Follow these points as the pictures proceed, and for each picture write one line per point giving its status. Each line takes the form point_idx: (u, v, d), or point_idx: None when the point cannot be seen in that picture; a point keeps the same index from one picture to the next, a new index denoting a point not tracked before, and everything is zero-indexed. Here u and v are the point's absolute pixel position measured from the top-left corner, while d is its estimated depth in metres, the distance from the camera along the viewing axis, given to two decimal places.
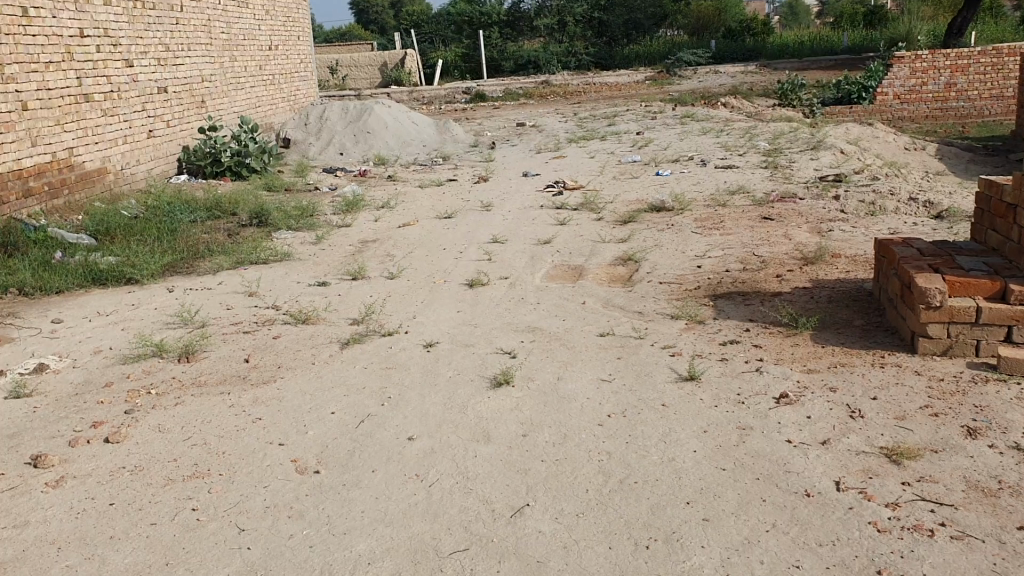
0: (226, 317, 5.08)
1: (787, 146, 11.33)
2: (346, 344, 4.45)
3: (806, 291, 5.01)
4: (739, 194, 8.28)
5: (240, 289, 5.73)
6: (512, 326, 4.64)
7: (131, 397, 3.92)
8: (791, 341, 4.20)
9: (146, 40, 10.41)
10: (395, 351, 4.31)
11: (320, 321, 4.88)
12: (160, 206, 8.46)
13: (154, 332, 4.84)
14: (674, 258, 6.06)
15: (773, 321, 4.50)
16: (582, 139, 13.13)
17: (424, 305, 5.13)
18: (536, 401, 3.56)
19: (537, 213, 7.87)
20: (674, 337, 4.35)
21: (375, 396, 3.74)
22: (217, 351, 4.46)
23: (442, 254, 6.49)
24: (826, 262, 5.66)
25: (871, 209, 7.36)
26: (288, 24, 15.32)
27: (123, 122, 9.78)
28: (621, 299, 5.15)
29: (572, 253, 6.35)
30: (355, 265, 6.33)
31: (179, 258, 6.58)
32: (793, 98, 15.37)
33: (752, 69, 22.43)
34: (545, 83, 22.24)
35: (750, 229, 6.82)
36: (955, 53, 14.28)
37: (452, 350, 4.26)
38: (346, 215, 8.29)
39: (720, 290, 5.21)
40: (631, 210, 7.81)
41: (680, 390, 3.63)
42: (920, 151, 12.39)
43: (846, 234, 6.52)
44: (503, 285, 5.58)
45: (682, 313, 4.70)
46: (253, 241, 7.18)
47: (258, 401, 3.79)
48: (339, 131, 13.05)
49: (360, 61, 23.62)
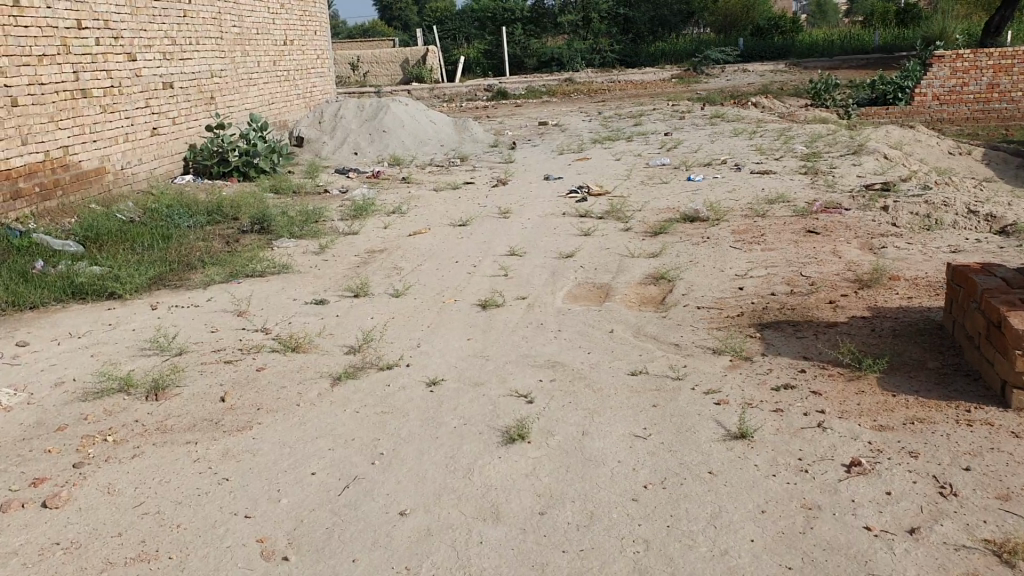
0: (207, 342, 4.52)
1: (825, 151, 10.67)
2: (337, 381, 3.87)
3: (865, 322, 4.38)
4: (779, 203, 7.65)
5: (229, 306, 5.17)
6: (530, 360, 4.05)
7: (83, 446, 3.36)
8: (855, 387, 3.58)
9: (150, 33, 9.89)
10: (392, 391, 3.73)
11: (312, 349, 4.31)
12: (158, 209, 7.92)
13: (123, 361, 4.28)
14: (712, 278, 5.45)
15: (832, 359, 3.88)
16: (607, 139, 12.51)
17: (429, 331, 4.55)
18: (555, 464, 2.97)
19: (560, 222, 7.27)
20: (718, 379, 3.75)
21: (365, 453, 3.15)
22: (192, 386, 3.90)
23: (454, 268, 5.91)
24: (885, 285, 5.03)
25: (924, 224, 6.70)
26: (304, 18, 14.77)
27: (124, 119, 9.26)
28: (654, 327, 4.54)
29: (597, 269, 5.74)
30: (357, 279, 5.76)
31: (169, 268, 6.04)
32: (826, 99, 14.71)
33: (781, 68, 21.72)
34: (569, 81, 21.62)
35: (794, 245, 6.19)
36: (999, 52, 13.51)
37: (459, 391, 3.68)
38: (354, 221, 7.75)
39: (767, 318, 4.60)
40: (662, 220, 7.20)
41: (728, 454, 3.03)
42: (966, 156, 11.69)
43: (902, 251, 5.87)
44: (520, 306, 4.99)
45: (726, 348, 4.10)
46: (251, 250, 6.62)
47: (230, 455, 3.22)
48: (354, 129, 12.50)
49: (381, 57, 23.01)
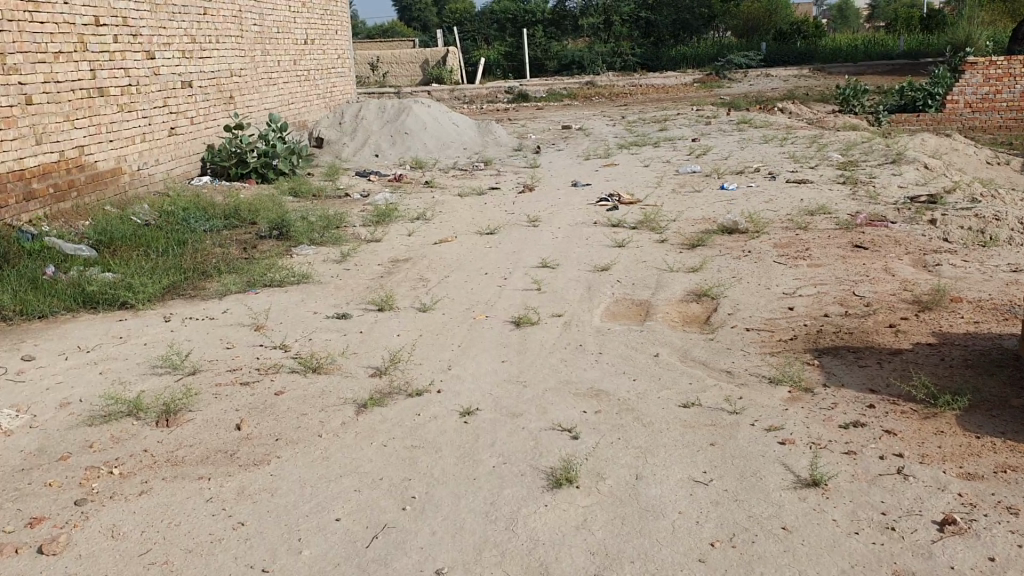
0: (223, 360, 4.23)
1: (861, 159, 10.30)
2: (362, 408, 3.56)
3: (932, 350, 4.04)
4: (820, 214, 7.31)
5: (246, 319, 4.88)
6: (570, 387, 3.74)
7: (87, 479, 3.06)
8: (933, 426, 3.24)
9: (170, 31, 9.63)
10: (423, 421, 3.42)
11: (335, 371, 4.01)
12: (174, 212, 7.64)
13: (132, 381, 3.99)
14: (758, 296, 5.12)
15: (902, 393, 3.55)
16: (634, 144, 12.20)
17: (460, 351, 4.25)
18: (608, 516, 2.67)
19: (591, 232, 6.94)
20: (779, 414, 3.43)
21: (394, 496, 2.85)
22: (206, 411, 3.60)
23: (483, 281, 5.61)
24: (947, 308, 4.69)
25: (977, 240, 6.35)
26: (325, 17, 14.49)
27: (141, 118, 9.00)
28: (701, 351, 4.22)
29: (634, 284, 5.42)
30: (381, 292, 5.46)
31: (184, 277, 5.75)
32: (855, 104, 14.27)
33: (806, 72, 21.31)
34: (590, 84, 21.29)
35: (842, 260, 5.85)
36: None
37: (495, 423, 3.37)
38: (376, 227, 7.45)
39: (823, 343, 4.27)
40: (699, 231, 6.87)
41: (801, 506, 2.71)
42: (1004, 166, 11.30)
43: (958, 269, 5.53)
44: (555, 324, 4.68)
45: (784, 377, 3.77)
46: (269, 258, 6.33)
47: (246, 494, 2.92)
48: (375, 130, 12.22)
49: (401, 58, 22.74)
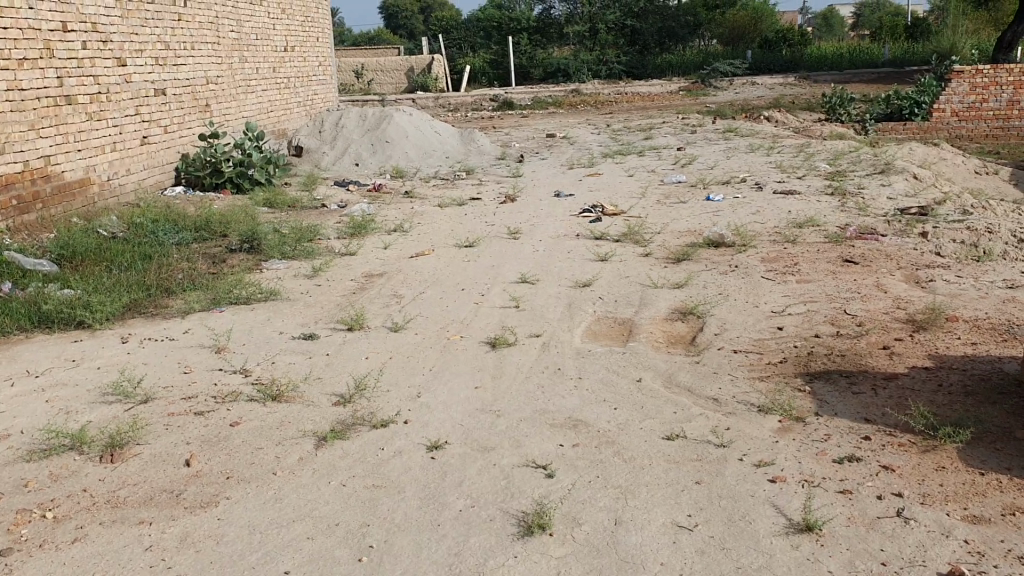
0: (179, 387, 3.98)
1: (850, 169, 10.12)
2: (322, 442, 3.32)
3: (929, 375, 3.83)
4: (808, 227, 7.12)
5: (207, 341, 4.63)
6: (547, 417, 3.51)
7: (17, 524, 2.81)
8: (934, 461, 3.03)
9: (142, 37, 9.35)
10: (387, 456, 3.18)
11: (297, 398, 3.76)
12: (143, 223, 7.37)
13: (79, 410, 3.72)
14: (746, 314, 4.90)
15: (900, 423, 3.33)
16: (619, 153, 12.00)
17: (431, 376, 4.01)
18: (583, 569, 2.45)
19: (573, 245, 6.72)
20: (769, 447, 3.21)
21: (351, 544, 2.62)
22: (154, 445, 3.35)
23: (459, 297, 5.37)
24: (942, 328, 4.48)
25: (971, 255, 6.15)
26: (306, 23, 14.24)
27: (111, 127, 8.72)
28: (687, 375, 3.99)
29: (617, 301, 5.19)
30: (352, 309, 5.21)
31: (146, 294, 5.49)
32: (842, 112, 14.13)
33: (791, 81, 21.19)
34: (576, 92, 21.10)
35: (832, 276, 5.64)
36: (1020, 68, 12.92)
37: (463, 459, 3.13)
38: (351, 240, 7.20)
39: (815, 367, 4.05)
40: (684, 244, 6.65)
41: (794, 556, 2.49)
42: (993, 176, 11.14)
43: (953, 286, 5.33)
44: (533, 345, 4.44)
45: (774, 405, 3.55)
46: (237, 273, 6.07)
47: (189, 542, 2.68)
48: (356, 139, 11.97)
49: (386, 65, 22.52)
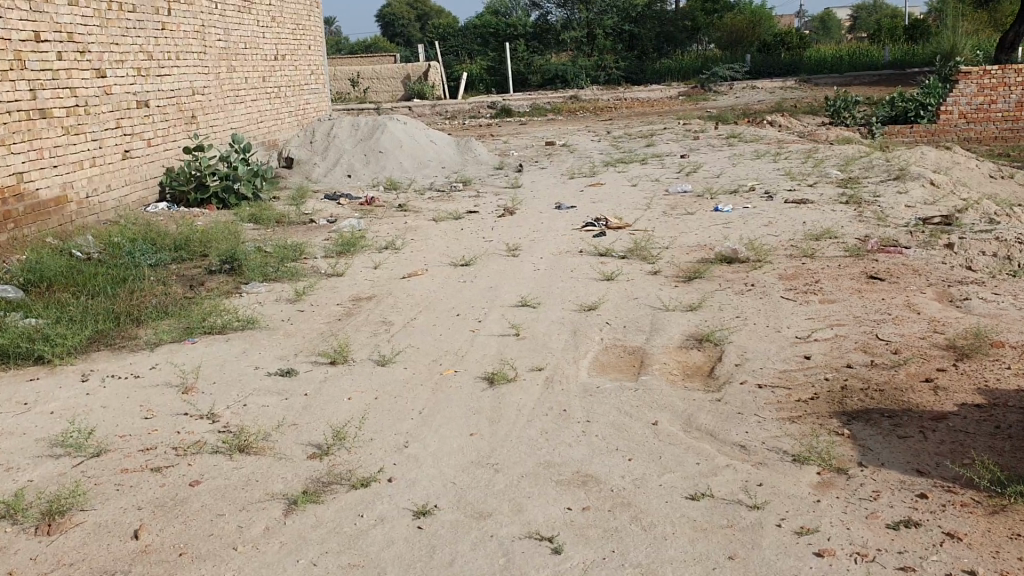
0: (137, 436, 3.54)
1: (862, 175, 9.67)
2: (292, 507, 2.88)
3: (983, 415, 3.38)
4: (826, 240, 6.68)
5: (173, 380, 4.17)
6: (552, 472, 3.07)
7: None
8: (1006, 526, 2.58)
9: (123, 47, 8.83)
10: (366, 526, 2.75)
11: (268, 450, 3.32)
12: (119, 242, 6.83)
13: (20, 468, 3.28)
14: (768, 341, 4.46)
15: (958, 477, 2.89)
16: (620, 161, 11.56)
17: (420, 421, 3.56)
18: None
19: (577, 262, 6.28)
20: (810, 508, 2.77)
21: None
22: (101, 512, 2.91)
23: (454, 324, 4.93)
24: (988, 356, 4.04)
25: (1004, 269, 5.72)
26: (297, 31, 13.79)
27: (90, 142, 8.16)
28: (708, 416, 3.55)
29: (626, 326, 4.75)
30: (335, 340, 4.75)
31: (114, 323, 5.02)
32: (846, 116, 13.67)
33: (791, 85, 20.76)
34: (574, 98, 20.66)
35: (857, 295, 5.20)
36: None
37: (455, 531, 2.71)
38: (338, 259, 6.75)
39: (850, 404, 3.61)
40: (694, 261, 6.22)
41: None
42: (1008, 179, 10.69)
43: (991, 305, 4.89)
44: (535, 380, 4.00)
45: (810, 454, 3.11)
46: (213, 298, 5.62)
47: None
48: (348, 150, 11.52)
49: (382, 73, 22.09)
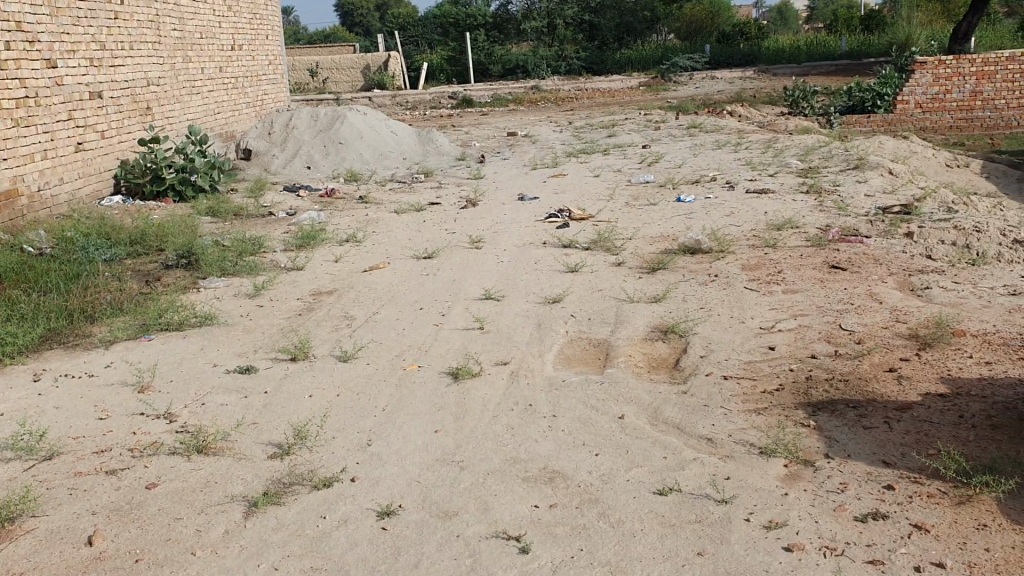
0: (92, 438, 3.44)
1: (822, 165, 9.71)
2: (253, 509, 2.81)
3: (947, 404, 3.39)
4: (788, 229, 6.69)
5: (129, 379, 4.06)
6: (518, 469, 3.03)
7: None
8: (973, 517, 2.59)
9: (74, 37, 8.60)
10: (329, 528, 2.69)
11: (228, 450, 3.24)
12: (72, 237, 6.65)
13: None
14: (733, 332, 4.45)
15: (925, 467, 2.89)
16: (582, 152, 11.52)
17: (383, 418, 3.50)
18: None
19: (540, 254, 6.24)
20: (778, 501, 2.75)
21: None
22: (53, 518, 2.82)
23: (417, 319, 4.86)
24: (950, 345, 4.05)
25: (964, 258, 5.77)
26: (253, 21, 13.58)
27: (41, 134, 7.95)
28: (675, 409, 3.53)
29: (591, 319, 4.72)
30: (296, 335, 4.67)
31: (66, 321, 4.87)
32: (805, 106, 13.76)
33: (750, 74, 20.83)
34: (535, 88, 20.58)
35: (820, 285, 5.21)
36: (981, 58, 12.54)
37: (421, 531, 2.66)
38: (299, 253, 6.64)
39: (816, 395, 3.60)
40: (658, 251, 6.20)
41: None
42: (964, 168, 10.79)
43: (953, 293, 4.92)
44: (500, 375, 3.95)
45: (778, 446, 3.09)
46: (170, 294, 5.49)
47: None
48: (307, 141, 11.37)
49: (341, 63, 21.85)
